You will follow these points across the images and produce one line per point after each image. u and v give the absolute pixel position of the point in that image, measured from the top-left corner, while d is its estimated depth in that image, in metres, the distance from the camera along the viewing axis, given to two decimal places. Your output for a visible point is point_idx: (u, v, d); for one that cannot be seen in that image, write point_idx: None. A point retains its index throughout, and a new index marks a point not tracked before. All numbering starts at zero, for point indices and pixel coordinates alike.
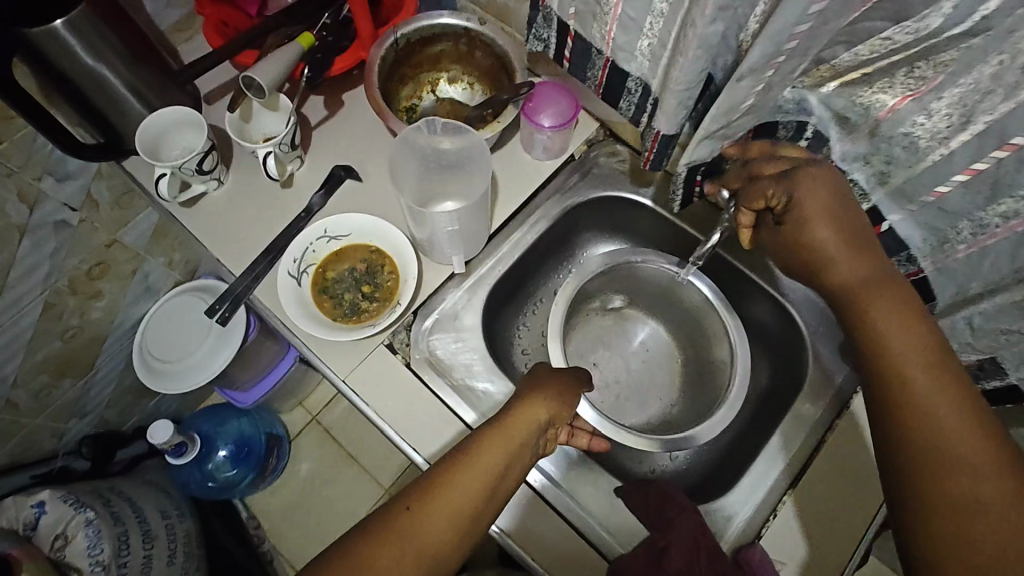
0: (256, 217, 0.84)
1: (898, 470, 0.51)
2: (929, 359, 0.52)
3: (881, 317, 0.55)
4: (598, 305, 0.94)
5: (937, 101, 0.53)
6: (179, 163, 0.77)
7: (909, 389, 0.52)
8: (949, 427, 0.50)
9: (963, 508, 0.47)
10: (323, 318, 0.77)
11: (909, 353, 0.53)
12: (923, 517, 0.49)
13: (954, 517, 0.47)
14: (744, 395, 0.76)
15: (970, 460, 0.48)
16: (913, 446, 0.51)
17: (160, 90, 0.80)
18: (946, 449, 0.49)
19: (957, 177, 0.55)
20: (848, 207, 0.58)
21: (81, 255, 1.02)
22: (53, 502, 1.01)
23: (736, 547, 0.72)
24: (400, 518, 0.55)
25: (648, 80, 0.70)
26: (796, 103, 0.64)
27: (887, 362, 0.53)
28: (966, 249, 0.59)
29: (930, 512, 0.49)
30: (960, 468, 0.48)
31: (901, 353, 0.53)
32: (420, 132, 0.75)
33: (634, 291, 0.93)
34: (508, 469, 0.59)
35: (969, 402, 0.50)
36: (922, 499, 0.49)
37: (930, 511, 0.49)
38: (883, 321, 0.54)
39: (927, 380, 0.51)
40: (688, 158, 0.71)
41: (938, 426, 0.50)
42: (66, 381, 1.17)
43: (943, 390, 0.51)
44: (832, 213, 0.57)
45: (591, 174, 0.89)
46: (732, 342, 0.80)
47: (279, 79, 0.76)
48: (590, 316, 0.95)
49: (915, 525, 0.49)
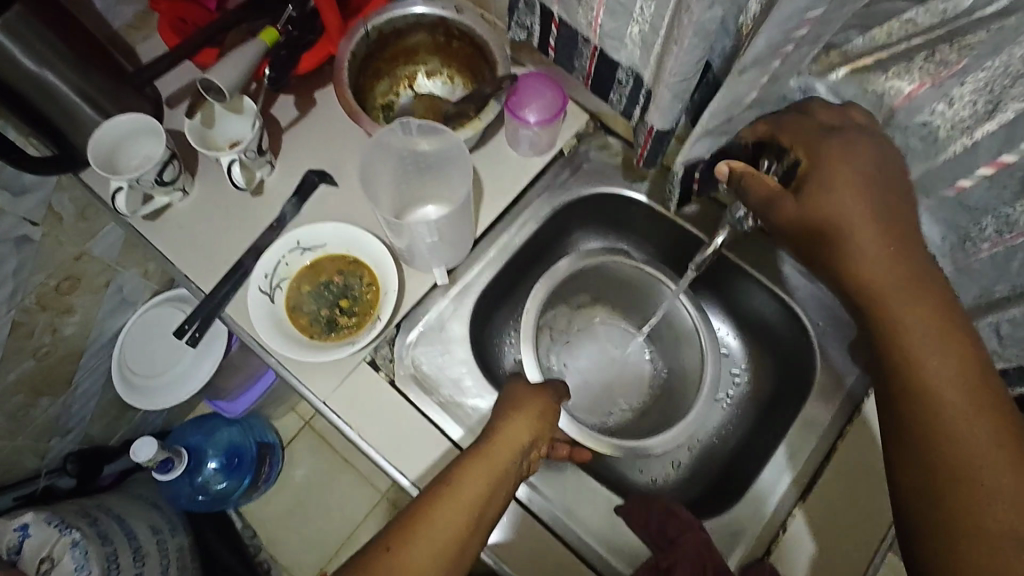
0: (225, 229, 0.79)
1: (917, 491, 0.48)
2: (962, 371, 0.49)
3: (912, 321, 0.50)
4: (566, 305, 0.89)
5: (959, 87, 0.48)
6: (136, 175, 0.71)
7: (935, 402, 0.48)
8: (978, 444, 0.46)
9: (992, 540, 0.44)
10: (299, 338, 0.72)
11: (939, 362, 0.49)
12: (950, 545, 0.45)
13: (983, 550, 0.44)
14: (717, 387, 0.77)
15: (1000, 486, 0.45)
16: (935, 466, 0.48)
17: (117, 98, 0.74)
18: (973, 467, 0.46)
19: (980, 172, 0.51)
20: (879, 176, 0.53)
21: (46, 270, 0.94)
22: (37, 524, 0.91)
23: (744, 565, 0.68)
24: (379, 559, 0.51)
25: (639, 71, 0.64)
26: (803, 92, 0.59)
27: (903, 352, 0.50)
28: (989, 247, 0.54)
29: (955, 540, 0.45)
30: (990, 496, 0.45)
31: (932, 363, 0.49)
32: (393, 133, 0.69)
33: (603, 289, 0.89)
34: (493, 497, 0.55)
35: (991, 404, 0.48)
36: (944, 526, 0.46)
37: (956, 539, 0.45)
38: (911, 324, 0.50)
39: (957, 393, 0.48)
40: (684, 156, 0.64)
41: (968, 446, 0.47)
42: (44, 400, 1.09)
43: (974, 408, 0.48)
44: (866, 195, 0.52)
45: (581, 171, 0.84)
46: (703, 346, 0.79)
47: (241, 80, 0.70)
48: (558, 316, 0.89)
49: (936, 552, 0.46)
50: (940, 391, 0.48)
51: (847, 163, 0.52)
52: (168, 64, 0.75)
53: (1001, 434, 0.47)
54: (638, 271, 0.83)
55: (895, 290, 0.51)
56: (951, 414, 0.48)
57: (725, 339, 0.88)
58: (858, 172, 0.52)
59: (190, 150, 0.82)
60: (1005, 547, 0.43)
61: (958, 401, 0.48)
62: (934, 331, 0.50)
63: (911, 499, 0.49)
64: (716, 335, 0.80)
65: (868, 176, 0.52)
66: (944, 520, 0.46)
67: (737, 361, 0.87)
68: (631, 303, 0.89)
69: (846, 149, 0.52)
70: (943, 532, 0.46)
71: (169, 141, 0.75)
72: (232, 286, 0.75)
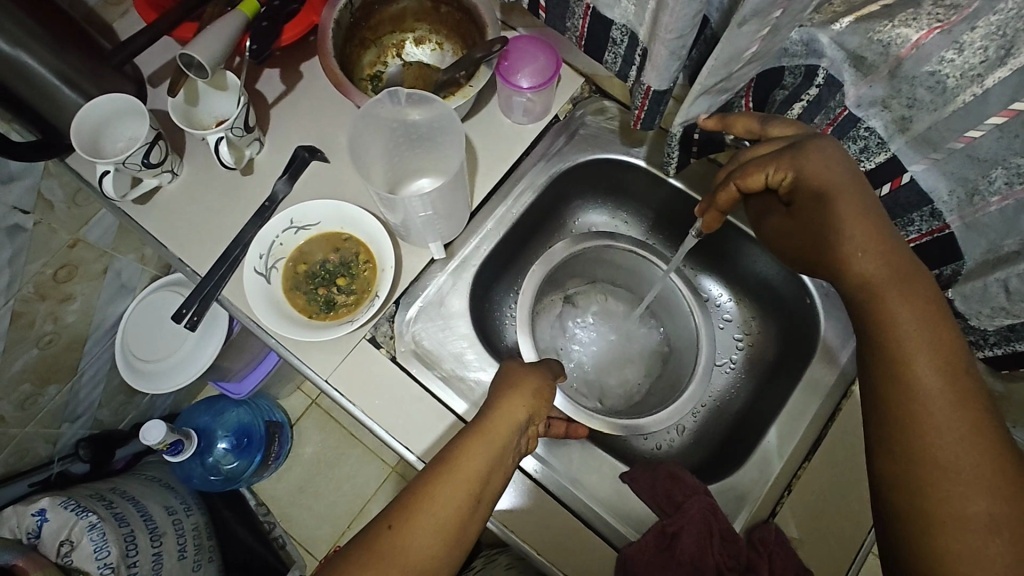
0: (217, 210, 0.78)
1: (894, 477, 0.47)
2: (944, 356, 0.47)
3: (897, 305, 0.48)
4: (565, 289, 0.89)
5: (970, 32, 0.46)
6: (122, 158, 0.69)
7: (915, 390, 0.46)
8: (954, 432, 0.45)
9: (964, 523, 0.43)
10: (297, 317, 0.71)
11: (921, 351, 0.47)
12: (926, 533, 0.44)
13: (961, 537, 0.43)
14: (711, 365, 0.78)
15: (972, 471, 0.44)
16: (912, 452, 0.46)
17: (95, 76, 0.71)
18: (948, 455, 0.45)
19: (991, 120, 0.49)
20: (851, 174, 0.51)
21: (43, 258, 0.92)
22: (54, 509, 0.91)
23: (750, 526, 0.68)
24: (382, 538, 0.51)
25: (634, 29, 0.62)
26: (805, 44, 0.58)
27: (887, 336, 0.48)
28: (999, 201, 0.52)
29: (929, 527, 0.44)
30: (964, 481, 0.44)
31: (914, 348, 0.47)
32: (382, 104, 0.67)
33: (595, 272, 0.89)
34: (487, 483, 0.54)
35: (971, 391, 0.46)
36: (921, 513, 0.45)
37: (932, 527, 0.44)
38: (896, 309, 0.48)
39: (938, 379, 0.46)
40: (683, 117, 0.63)
41: (946, 432, 0.45)
42: (51, 388, 1.08)
43: (953, 394, 0.46)
44: (849, 188, 0.51)
45: (578, 136, 0.82)
46: (697, 325, 0.80)
47: (221, 54, 0.67)
48: (556, 297, 0.88)
49: (913, 543, 0.45)
50: (920, 377, 0.46)
51: (826, 168, 0.51)
52: (147, 41, 0.72)
53: (976, 420, 0.45)
54: (628, 253, 0.84)
55: (875, 274, 0.49)
56: (931, 401, 0.46)
57: (725, 304, 0.89)
58: (832, 170, 0.51)
59: (177, 129, 0.80)
60: (979, 530, 0.43)
61: (938, 386, 0.46)
62: (917, 317, 0.48)
63: (888, 488, 0.47)
64: (710, 317, 0.81)
65: (841, 172, 0.51)
66: (920, 508, 0.45)
67: (739, 326, 0.87)
68: (624, 282, 0.90)
69: (824, 154, 0.52)
70: (917, 518, 0.45)
71: (154, 122, 0.73)
72: (228, 267, 0.75)
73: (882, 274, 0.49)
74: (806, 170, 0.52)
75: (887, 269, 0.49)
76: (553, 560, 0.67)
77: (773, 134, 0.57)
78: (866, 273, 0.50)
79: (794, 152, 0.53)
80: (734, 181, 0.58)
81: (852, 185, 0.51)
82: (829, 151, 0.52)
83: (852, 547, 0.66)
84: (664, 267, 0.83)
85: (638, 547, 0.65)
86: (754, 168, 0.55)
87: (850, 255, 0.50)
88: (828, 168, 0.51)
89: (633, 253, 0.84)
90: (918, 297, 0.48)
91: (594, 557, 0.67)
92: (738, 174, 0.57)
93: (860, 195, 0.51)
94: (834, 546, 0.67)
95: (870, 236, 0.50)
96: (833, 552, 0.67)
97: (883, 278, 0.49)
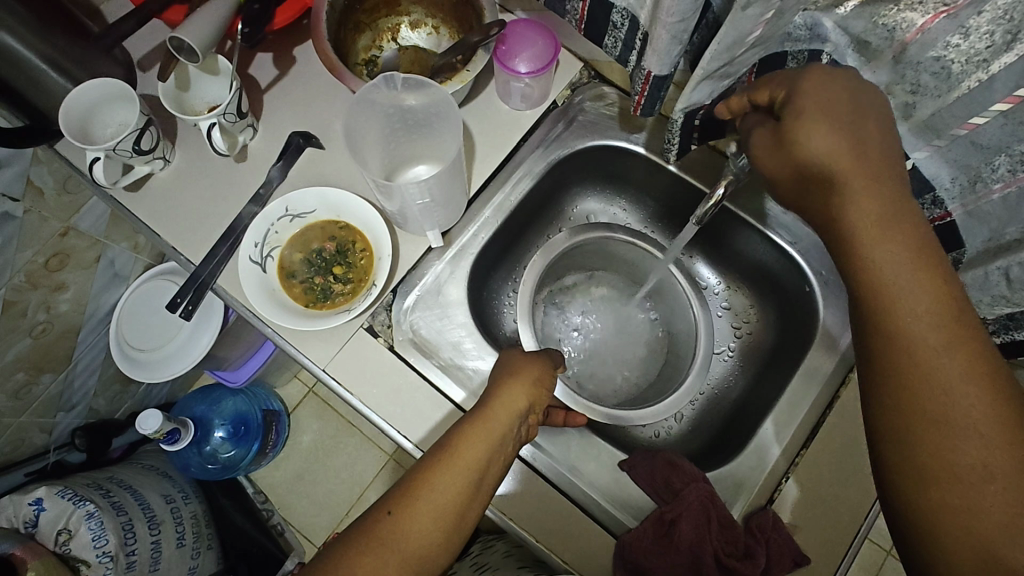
0: (210, 198, 0.77)
1: (890, 435, 0.45)
2: (935, 305, 0.44)
3: (883, 253, 0.45)
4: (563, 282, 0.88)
5: (976, 16, 0.45)
6: (113, 144, 0.68)
7: (903, 340, 0.44)
8: (949, 383, 0.43)
9: (962, 476, 0.42)
10: (294, 307, 0.70)
11: (910, 299, 0.44)
12: (921, 488, 0.43)
13: (955, 490, 0.42)
14: (710, 358, 0.77)
15: (970, 424, 0.42)
16: (906, 408, 0.44)
17: (83, 61, 0.69)
18: (946, 408, 0.43)
19: (996, 107, 0.48)
20: (847, 104, 0.47)
21: (34, 246, 0.90)
22: (51, 498, 0.90)
23: (748, 513, 0.69)
24: (382, 525, 0.50)
25: (635, 12, 0.60)
26: (808, 28, 0.56)
27: (873, 287, 0.45)
28: (1000, 188, 0.52)
29: (926, 484, 0.43)
30: (964, 434, 0.42)
31: (907, 303, 0.44)
32: (377, 89, 0.66)
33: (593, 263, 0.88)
34: (485, 472, 0.54)
35: (968, 340, 0.43)
36: (916, 469, 0.44)
37: (927, 483, 0.43)
38: (878, 258, 0.45)
39: (930, 331, 0.44)
40: (683, 104, 0.62)
41: (940, 382, 0.43)
42: (45, 377, 1.07)
43: (947, 343, 0.43)
44: (839, 122, 0.47)
45: (576, 122, 0.81)
46: (695, 316, 0.79)
47: (212, 37, 0.65)
48: (553, 289, 0.87)
49: (907, 500, 0.44)
50: (909, 330, 0.44)
51: (826, 100, 0.47)
52: (136, 24, 0.70)
53: (973, 369, 0.43)
54: (626, 245, 0.83)
55: (864, 219, 0.46)
56: (922, 353, 0.44)
57: (723, 293, 0.88)
58: (830, 103, 0.47)
59: (168, 115, 0.79)
60: (975, 483, 0.42)
61: (929, 336, 0.44)
62: (907, 269, 0.44)
63: (883, 446, 0.46)
64: (709, 310, 0.79)
65: (836, 108, 0.47)
66: (918, 464, 0.43)
67: (738, 314, 0.88)
68: (622, 272, 0.89)
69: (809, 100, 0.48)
70: (914, 476, 0.44)
71: (144, 107, 0.72)
72: (222, 257, 0.73)
73: (873, 221, 0.46)
74: (800, 96, 0.48)
75: (876, 215, 0.46)
76: (552, 548, 0.67)
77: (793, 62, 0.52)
78: (849, 218, 0.46)
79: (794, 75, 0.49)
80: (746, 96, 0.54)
81: (844, 118, 0.47)
82: (836, 75, 0.48)
83: (848, 534, 0.67)
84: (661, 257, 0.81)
85: (636, 534, 0.65)
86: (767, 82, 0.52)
87: (844, 208, 0.47)
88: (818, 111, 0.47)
89: (630, 243, 0.82)
90: (909, 245, 0.45)
91: (592, 546, 0.67)
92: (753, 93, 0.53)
93: (858, 135, 0.47)
94: (831, 532, 0.67)
95: (867, 184, 0.46)
96: (830, 537, 0.67)
97: (866, 221, 0.46)
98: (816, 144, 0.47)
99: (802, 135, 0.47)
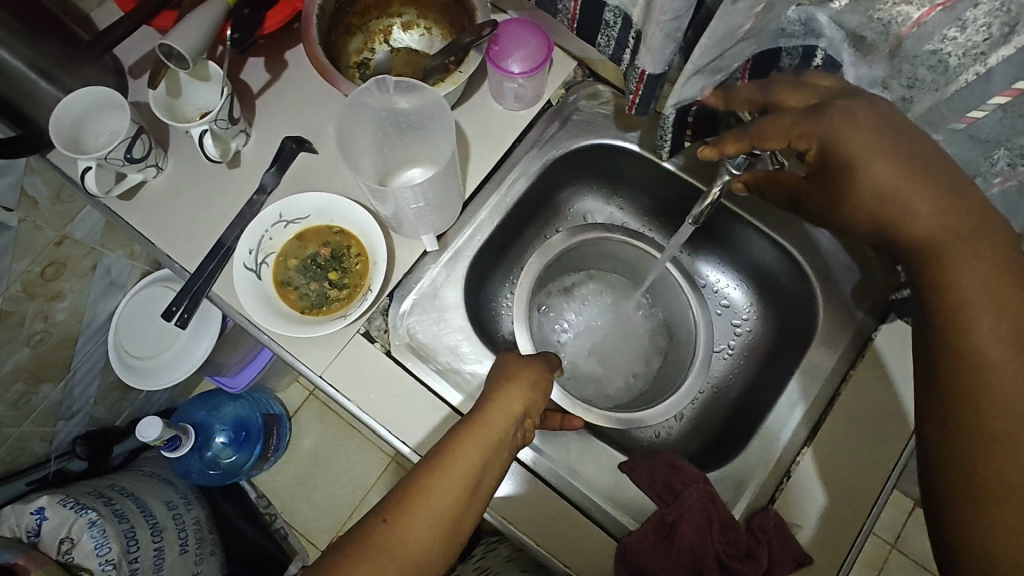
0: (203, 205, 0.76)
1: (950, 434, 0.50)
2: (1009, 315, 0.48)
3: (960, 268, 0.49)
4: (564, 284, 0.87)
5: (974, 9, 0.44)
6: (104, 153, 0.67)
7: (975, 348, 0.49)
8: (1015, 386, 0.48)
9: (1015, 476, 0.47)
10: (289, 313, 0.70)
11: (982, 309, 0.49)
12: (977, 488, 0.48)
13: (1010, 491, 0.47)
14: (710, 359, 0.76)
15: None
16: (971, 414, 0.49)
17: (72, 69, 0.69)
18: (1012, 409, 0.48)
19: (994, 100, 0.49)
20: (903, 130, 0.50)
21: (30, 256, 0.90)
22: (53, 507, 0.90)
23: (748, 514, 0.68)
24: (378, 532, 0.50)
25: (628, 11, 0.59)
26: (803, 23, 0.53)
27: (949, 296, 0.50)
28: (1001, 182, 0.55)
29: (986, 483, 0.48)
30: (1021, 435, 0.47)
31: (975, 306, 0.49)
32: (370, 93, 0.65)
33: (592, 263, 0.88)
34: (482, 476, 0.53)
35: None
36: (977, 469, 0.48)
37: (986, 483, 0.48)
38: (956, 271, 0.49)
39: (996, 332, 0.48)
40: (675, 99, 0.61)
41: (1005, 387, 0.48)
42: (44, 387, 1.07)
43: (1014, 350, 0.48)
44: (904, 155, 0.50)
45: (571, 122, 0.80)
46: (695, 318, 0.78)
47: (203, 43, 0.65)
48: (552, 292, 0.87)
49: (964, 498, 0.49)
50: (980, 338, 0.49)
51: (875, 134, 0.50)
52: (126, 31, 0.69)
53: None
54: (623, 244, 0.82)
55: (942, 234, 0.50)
56: (991, 359, 0.48)
57: (723, 290, 0.88)
58: (885, 134, 0.50)
59: (160, 122, 0.78)
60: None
61: (999, 343, 0.48)
62: (981, 281, 0.49)
63: (942, 445, 0.50)
64: (708, 310, 0.79)
65: (897, 137, 0.50)
66: (978, 465, 0.48)
67: (738, 312, 0.87)
68: (620, 271, 0.88)
69: (869, 124, 0.50)
70: (970, 474, 0.49)
71: (135, 115, 0.71)
72: (217, 264, 0.73)
73: (949, 238, 0.49)
74: (840, 139, 0.51)
75: (953, 231, 0.49)
76: (553, 551, 0.66)
77: (790, 93, 0.57)
78: (925, 234, 0.50)
79: (821, 119, 0.52)
80: (748, 140, 0.57)
81: (909, 146, 0.50)
82: (865, 106, 0.50)
83: (850, 532, 0.67)
84: (656, 256, 0.81)
85: (637, 537, 0.65)
86: (778, 127, 0.55)
87: (918, 223, 0.50)
88: (878, 135, 0.50)
89: (627, 243, 0.82)
90: (986, 258, 0.49)
91: (592, 549, 0.67)
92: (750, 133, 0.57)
93: (919, 162, 0.50)
94: (833, 531, 0.67)
95: (941, 202, 0.49)
96: (831, 536, 0.67)
97: (942, 238, 0.49)
98: (878, 177, 0.50)
99: (862, 167, 0.51)
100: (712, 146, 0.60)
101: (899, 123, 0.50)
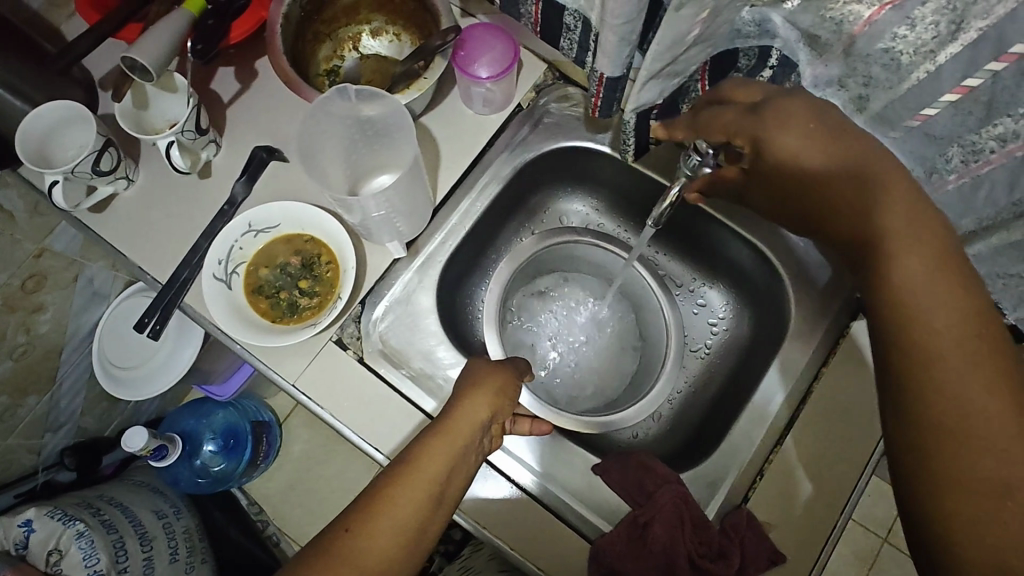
0: (175, 216, 0.76)
1: (905, 440, 0.46)
2: (962, 317, 0.45)
3: (909, 269, 0.47)
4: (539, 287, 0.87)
5: (921, 7, 0.43)
6: (71, 166, 0.67)
7: (929, 351, 0.46)
8: (970, 392, 0.44)
9: (974, 483, 0.43)
10: (260, 323, 0.70)
11: (935, 312, 0.46)
12: (937, 494, 0.44)
13: (968, 501, 0.43)
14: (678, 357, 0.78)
15: (987, 430, 0.43)
16: (928, 419, 0.45)
17: (40, 84, 0.69)
18: (970, 416, 0.44)
19: (945, 98, 0.48)
20: (839, 127, 0.50)
21: (9, 269, 0.90)
22: (40, 519, 0.90)
23: (722, 513, 0.68)
24: (341, 541, 0.50)
25: (586, 14, 0.59)
26: (757, 24, 0.54)
27: (898, 299, 0.47)
28: (956, 179, 0.54)
29: (944, 490, 0.44)
30: (981, 440, 0.43)
31: (926, 308, 0.46)
32: (333, 101, 0.66)
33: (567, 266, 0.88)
34: (447, 484, 0.54)
35: (992, 353, 0.45)
36: (934, 476, 0.44)
37: (947, 490, 0.44)
38: (907, 272, 0.47)
39: (951, 337, 0.45)
40: (634, 103, 0.62)
41: (960, 391, 0.44)
42: (30, 399, 1.07)
43: (968, 355, 0.45)
44: (860, 159, 0.50)
45: (542, 124, 0.80)
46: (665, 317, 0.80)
47: (166, 55, 0.65)
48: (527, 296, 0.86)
49: (925, 504, 0.45)
50: (932, 340, 0.46)
51: (808, 131, 0.51)
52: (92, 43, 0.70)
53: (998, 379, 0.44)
54: (596, 247, 0.83)
55: (896, 235, 0.48)
56: (943, 363, 0.45)
57: (699, 291, 0.88)
58: (822, 131, 0.51)
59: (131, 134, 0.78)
60: (992, 493, 0.43)
61: (953, 347, 0.45)
62: (930, 283, 0.46)
63: (903, 450, 0.47)
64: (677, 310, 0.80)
65: (834, 134, 0.50)
66: (936, 472, 0.44)
67: (714, 311, 0.87)
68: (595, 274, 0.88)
69: (805, 121, 0.51)
70: (926, 480, 0.45)
71: (102, 127, 0.71)
72: (188, 275, 0.73)
73: (898, 237, 0.48)
74: (773, 137, 0.52)
75: (901, 231, 0.48)
76: (527, 554, 0.66)
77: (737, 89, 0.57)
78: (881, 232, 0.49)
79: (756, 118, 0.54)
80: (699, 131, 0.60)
81: (845, 142, 0.50)
82: (800, 105, 0.51)
83: (823, 531, 0.67)
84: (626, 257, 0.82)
85: (609, 539, 0.65)
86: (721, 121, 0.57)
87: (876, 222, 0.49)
88: (814, 131, 0.51)
89: (598, 245, 0.82)
90: (931, 260, 0.47)
91: (566, 552, 0.67)
92: (696, 124, 0.60)
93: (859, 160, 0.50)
94: (808, 530, 0.67)
95: (893, 202, 0.48)
96: (805, 535, 0.67)
97: (893, 237, 0.48)
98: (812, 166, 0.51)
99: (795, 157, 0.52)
100: (662, 125, 0.64)
101: (841, 123, 0.51)
